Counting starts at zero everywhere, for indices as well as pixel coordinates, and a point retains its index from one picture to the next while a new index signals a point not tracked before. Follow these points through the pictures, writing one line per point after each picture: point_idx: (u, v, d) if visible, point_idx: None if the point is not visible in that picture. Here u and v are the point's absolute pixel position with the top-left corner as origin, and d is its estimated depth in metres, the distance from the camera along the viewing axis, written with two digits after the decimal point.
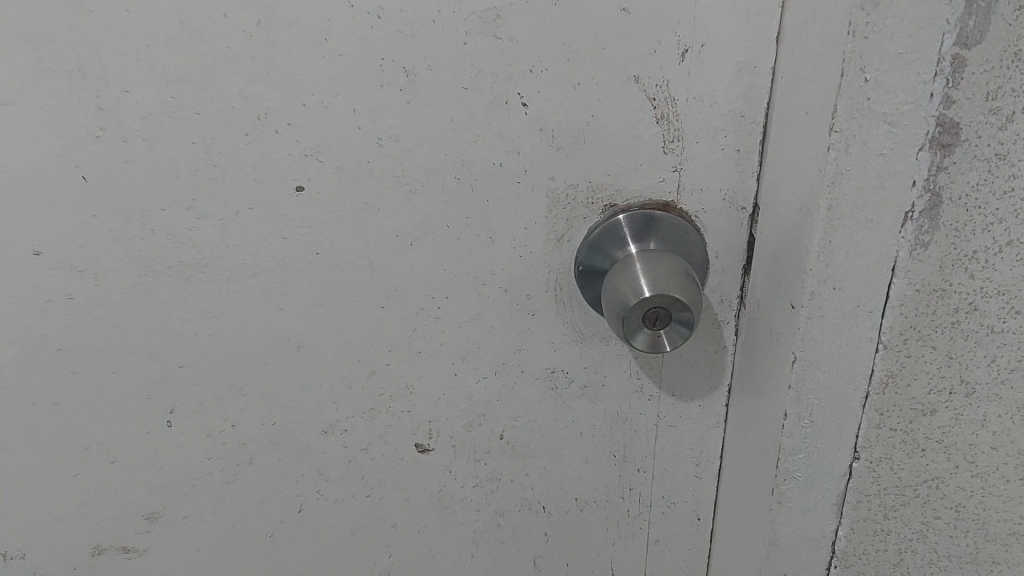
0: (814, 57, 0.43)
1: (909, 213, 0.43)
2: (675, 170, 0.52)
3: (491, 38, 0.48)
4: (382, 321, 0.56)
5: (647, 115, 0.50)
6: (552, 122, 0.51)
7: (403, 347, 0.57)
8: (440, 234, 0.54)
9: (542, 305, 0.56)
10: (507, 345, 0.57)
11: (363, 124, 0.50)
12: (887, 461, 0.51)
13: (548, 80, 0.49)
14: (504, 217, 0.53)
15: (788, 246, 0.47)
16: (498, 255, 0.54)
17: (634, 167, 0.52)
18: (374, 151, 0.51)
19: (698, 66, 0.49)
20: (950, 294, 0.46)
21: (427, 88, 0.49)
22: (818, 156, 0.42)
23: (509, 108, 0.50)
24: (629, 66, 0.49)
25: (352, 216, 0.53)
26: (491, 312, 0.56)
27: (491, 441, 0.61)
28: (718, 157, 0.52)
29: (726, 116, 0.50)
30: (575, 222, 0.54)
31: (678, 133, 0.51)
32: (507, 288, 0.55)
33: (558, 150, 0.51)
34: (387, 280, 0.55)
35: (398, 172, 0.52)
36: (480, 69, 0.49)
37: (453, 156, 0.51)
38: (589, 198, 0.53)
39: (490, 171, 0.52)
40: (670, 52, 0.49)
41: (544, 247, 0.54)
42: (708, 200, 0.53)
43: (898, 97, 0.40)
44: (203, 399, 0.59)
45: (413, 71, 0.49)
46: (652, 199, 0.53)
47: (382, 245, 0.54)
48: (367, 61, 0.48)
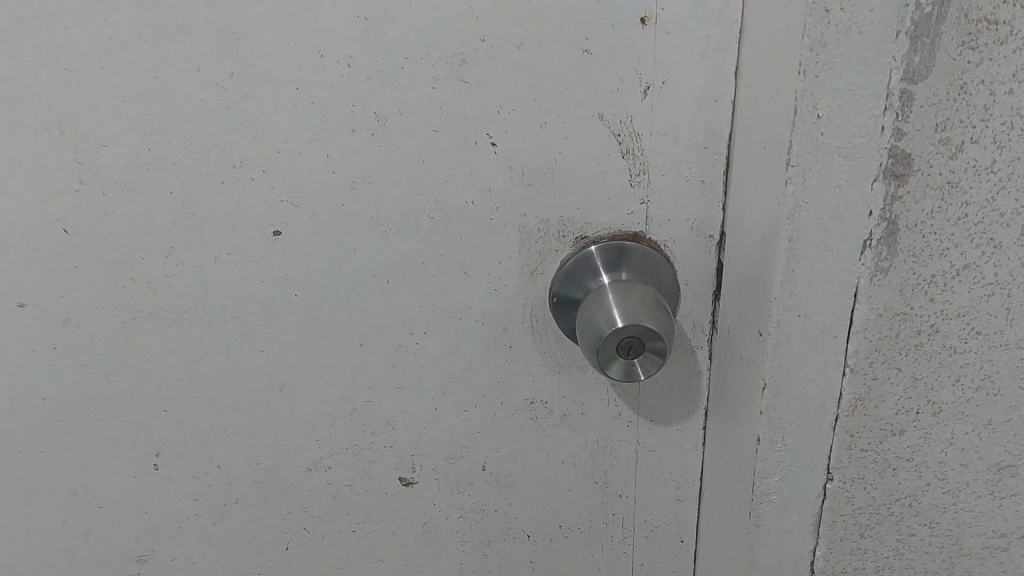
0: (769, 92, 0.44)
1: (867, 241, 0.45)
2: (642, 203, 0.54)
3: (458, 82, 0.49)
4: (363, 359, 0.57)
5: (614, 150, 0.52)
6: (521, 160, 0.52)
7: (385, 383, 0.58)
8: (416, 272, 0.55)
9: (519, 337, 0.57)
10: (486, 377, 0.58)
11: (336, 169, 0.51)
12: (860, 480, 0.51)
13: (515, 120, 0.51)
14: (479, 253, 0.54)
15: (753, 274, 0.48)
16: (474, 290, 0.55)
17: (602, 201, 0.54)
18: (349, 194, 0.52)
19: (661, 102, 0.50)
20: (913, 318, 0.47)
21: (398, 132, 0.50)
22: (777, 188, 0.44)
23: (479, 148, 0.51)
24: (594, 104, 0.50)
25: (330, 257, 0.54)
26: (470, 347, 0.57)
27: (474, 472, 0.62)
28: (684, 188, 0.53)
29: (691, 148, 0.52)
30: (547, 255, 0.55)
31: (644, 167, 0.53)
32: (483, 323, 0.57)
33: (528, 187, 0.53)
34: (366, 319, 0.56)
35: (373, 214, 0.53)
36: (448, 112, 0.50)
37: (426, 196, 0.52)
38: (561, 232, 0.54)
39: (463, 210, 0.53)
40: (633, 90, 0.50)
41: (519, 281, 0.55)
42: (676, 230, 0.55)
43: (852, 131, 0.42)
44: (189, 442, 0.59)
45: (383, 116, 0.50)
46: (621, 230, 0.55)
47: (360, 284, 0.55)
48: (338, 108, 0.50)
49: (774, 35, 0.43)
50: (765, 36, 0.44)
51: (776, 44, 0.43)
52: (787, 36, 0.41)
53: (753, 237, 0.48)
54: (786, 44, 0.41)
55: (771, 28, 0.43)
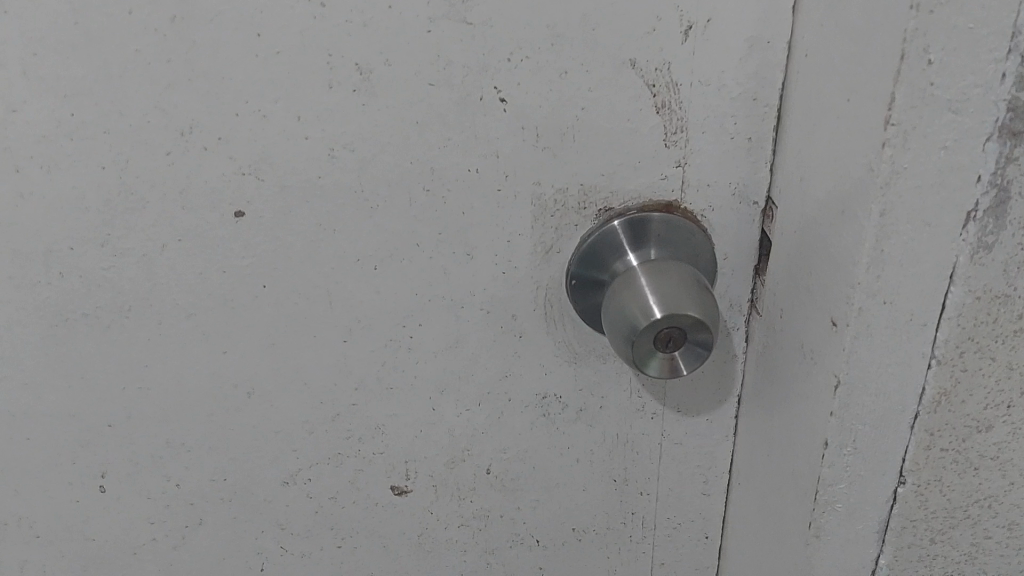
0: (855, 32, 0.35)
1: (972, 212, 0.36)
2: (679, 166, 0.46)
3: (459, 24, 0.40)
4: (345, 358, 0.48)
5: (645, 104, 0.44)
6: (535, 118, 0.43)
7: (374, 384, 0.49)
8: (409, 255, 0.46)
9: (530, 325, 0.49)
10: (492, 372, 0.50)
11: (310, 133, 0.42)
12: (936, 484, 0.44)
13: (529, 69, 0.42)
14: (485, 230, 0.46)
15: (824, 254, 0.40)
16: (477, 273, 0.47)
17: (631, 165, 0.45)
18: (327, 164, 0.43)
19: (704, 43, 0.42)
20: (1015, 300, 0.39)
21: (387, 87, 0.41)
22: (866, 153, 0.35)
23: (486, 105, 0.42)
24: (623, 48, 0.42)
25: (305, 241, 0.44)
26: (472, 338, 0.49)
27: (477, 476, 0.54)
28: (727, 147, 0.45)
29: (737, 100, 0.44)
30: (564, 230, 0.47)
31: (682, 123, 0.44)
32: (489, 310, 0.48)
33: (543, 151, 0.44)
34: (350, 312, 0.47)
35: (356, 187, 0.43)
36: (448, 60, 0.41)
37: (420, 165, 0.43)
38: (580, 202, 0.46)
39: (465, 178, 0.44)
40: (672, 29, 0.42)
41: (530, 260, 0.47)
42: (715, 196, 0.47)
43: (966, 81, 0.33)
44: (140, 460, 0.50)
45: (367, 68, 0.41)
46: (652, 199, 0.47)
47: (341, 270, 0.45)
48: (311, 58, 0.40)
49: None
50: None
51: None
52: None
53: (823, 209, 0.40)
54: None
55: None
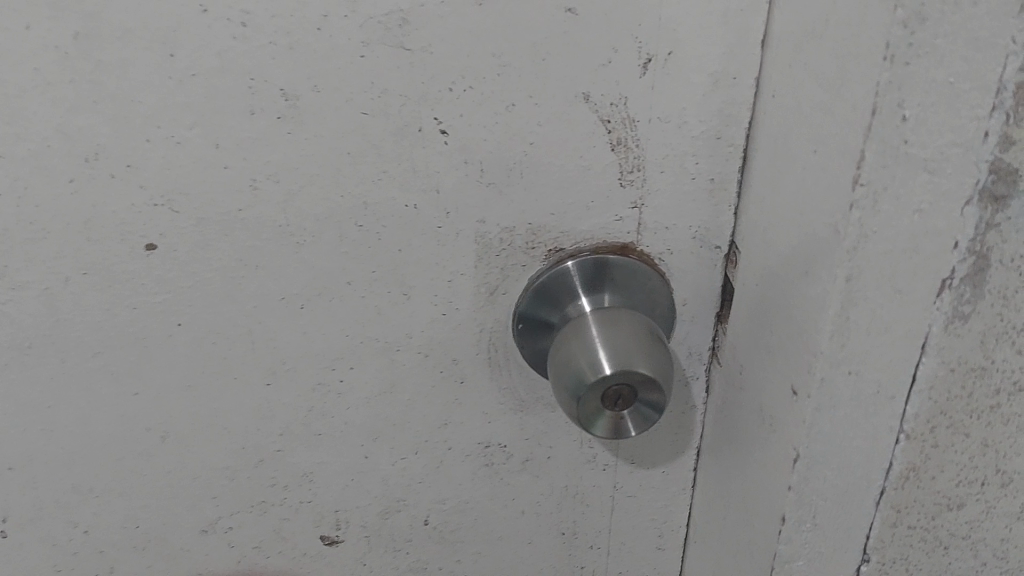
0: (824, 76, 0.32)
1: (948, 279, 0.33)
2: (634, 207, 0.42)
3: (395, 50, 0.36)
4: (269, 401, 0.45)
5: (599, 141, 0.40)
6: (478, 153, 0.40)
7: (299, 429, 0.46)
8: (340, 294, 0.42)
9: (472, 371, 0.45)
10: (430, 419, 0.47)
11: (230, 162, 0.38)
12: (901, 562, 0.41)
13: (473, 101, 0.38)
14: (422, 270, 0.42)
15: (782, 314, 0.37)
16: (415, 314, 0.43)
17: (583, 204, 0.42)
18: (248, 196, 0.39)
19: (664, 78, 0.39)
20: (992, 374, 0.36)
21: (315, 116, 0.37)
22: (830, 212, 0.32)
23: (424, 136, 0.39)
24: (577, 81, 0.38)
25: (223, 276, 0.41)
26: (408, 383, 0.45)
27: (413, 526, 0.50)
28: (686, 188, 0.42)
29: (698, 139, 0.41)
30: (510, 271, 0.43)
31: (638, 161, 0.41)
32: (426, 354, 0.44)
33: (488, 187, 0.41)
34: (273, 354, 0.43)
35: (280, 221, 0.40)
36: (384, 89, 0.37)
37: (352, 199, 0.40)
38: (528, 242, 0.43)
39: (402, 215, 0.41)
40: (630, 61, 0.38)
41: (473, 303, 0.44)
42: (674, 239, 0.43)
43: (944, 139, 0.29)
44: (44, 505, 0.46)
45: (293, 94, 0.37)
46: (607, 240, 0.43)
47: (263, 309, 0.42)
48: (230, 82, 0.36)
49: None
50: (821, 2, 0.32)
51: (840, 13, 0.30)
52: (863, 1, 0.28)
53: (786, 266, 0.36)
54: (855, 14, 0.29)
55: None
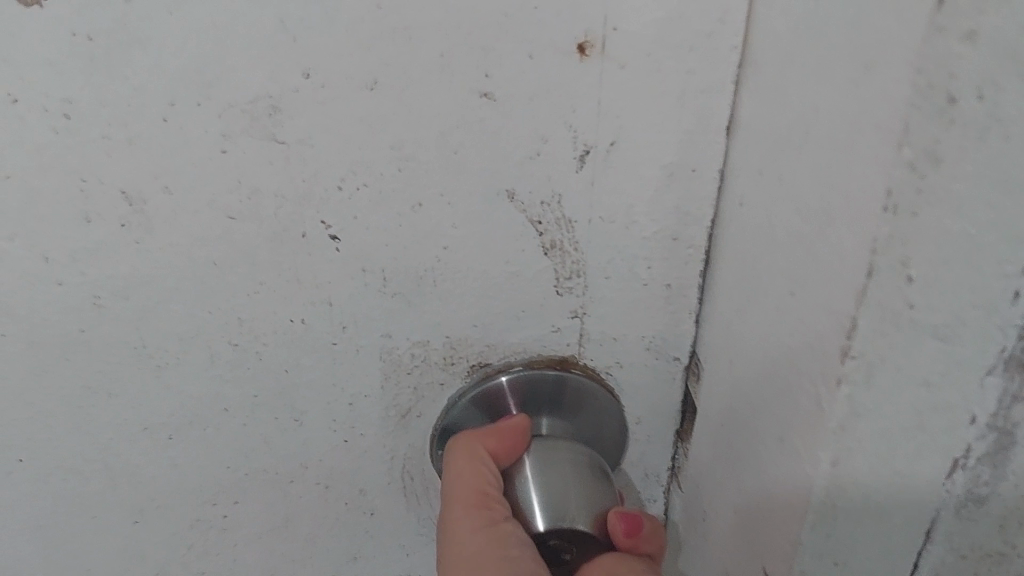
0: (803, 202, 0.24)
1: (961, 459, 0.26)
2: (575, 316, 0.35)
3: (266, 142, 0.29)
4: (137, 542, 0.37)
5: (530, 245, 0.33)
6: (380, 260, 0.32)
7: (178, 568, 0.39)
8: (217, 423, 0.35)
9: (385, 503, 0.38)
10: (337, 553, 0.40)
11: (64, 278, 0.30)
12: None
13: (369, 200, 0.31)
14: (316, 393, 0.35)
15: (748, 473, 0.30)
16: (311, 441, 0.36)
17: (515, 314, 0.34)
18: (90, 316, 0.31)
19: (605, 173, 0.31)
20: (1010, 558, 0.29)
21: (168, 222, 0.30)
22: (812, 376, 0.24)
23: (311, 243, 0.31)
24: (498, 176, 0.31)
25: (68, 408, 0.33)
26: (308, 516, 0.38)
27: None
28: (639, 295, 0.35)
29: (651, 241, 0.33)
30: (426, 388, 0.36)
31: (577, 266, 0.33)
32: (328, 486, 0.37)
33: (393, 299, 0.33)
34: (137, 492, 0.36)
35: (135, 343, 0.32)
36: (255, 189, 0.30)
37: (222, 315, 0.32)
38: (448, 357, 0.35)
39: (288, 332, 0.33)
40: (563, 154, 0.31)
41: (382, 428, 0.36)
42: (624, 351, 0.36)
43: (960, 300, 0.22)
44: None
45: (138, 196, 0.29)
46: (543, 353, 0.36)
47: (121, 442, 0.35)
48: (55, 184, 0.29)
49: (822, 109, 0.23)
50: (798, 106, 0.24)
51: (822, 128, 0.23)
52: (858, 124, 0.21)
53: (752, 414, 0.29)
54: (843, 137, 0.22)
55: (809, 90, 0.23)
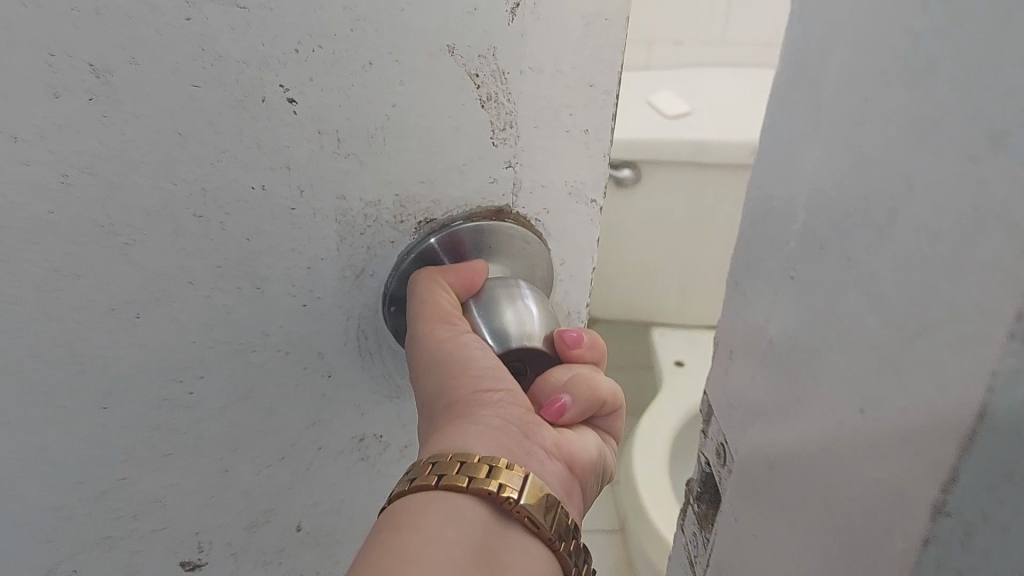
0: (938, 298, 0.15)
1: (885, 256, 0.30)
2: (509, 166, 0.38)
3: (227, 7, 0.31)
4: (105, 428, 0.38)
5: (469, 98, 0.36)
6: (335, 121, 0.34)
7: (144, 452, 0.40)
8: (182, 296, 0.36)
9: (341, 363, 0.41)
10: (298, 420, 0.42)
11: (33, 156, 0.31)
12: None
13: (325, 61, 0.33)
14: (276, 258, 0.37)
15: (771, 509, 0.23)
16: (271, 308, 0.38)
17: (455, 168, 0.37)
18: (58, 195, 0.32)
19: (533, 25, 0.35)
20: None
21: (133, 92, 0.31)
22: (843, 445, 0.19)
23: (270, 108, 0.33)
24: (440, 32, 0.34)
25: (36, 292, 0.34)
26: (269, 385, 0.40)
27: (285, 535, 0.46)
28: (563, 142, 0.38)
29: (573, 89, 0.37)
30: (377, 247, 0.38)
31: (510, 118, 0.37)
32: (288, 351, 0.40)
33: (347, 159, 0.35)
34: (104, 376, 0.37)
35: (102, 221, 0.33)
36: (218, 55, 0.31)
37: (187, 186, 0.34)
38: (397, 215, 0.38)
39: (249, 199, 0.35)
40: (497, 9, 0.34)
41: (337, 288, 0.39)
42: (550, 197, 0.40)
43: None
44: None
45: (105, 68, 0.30)
46: (480, 206, 0.39)
47: (89, 325, 0.35)
48: (22, 59, 0.30)
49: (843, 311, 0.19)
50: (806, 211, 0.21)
51: (867, 173, 0.18)
52: (904, 196, 0.16)
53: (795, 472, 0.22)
54: (951, 231, 0.15)
55: (870, 162, 0.18)
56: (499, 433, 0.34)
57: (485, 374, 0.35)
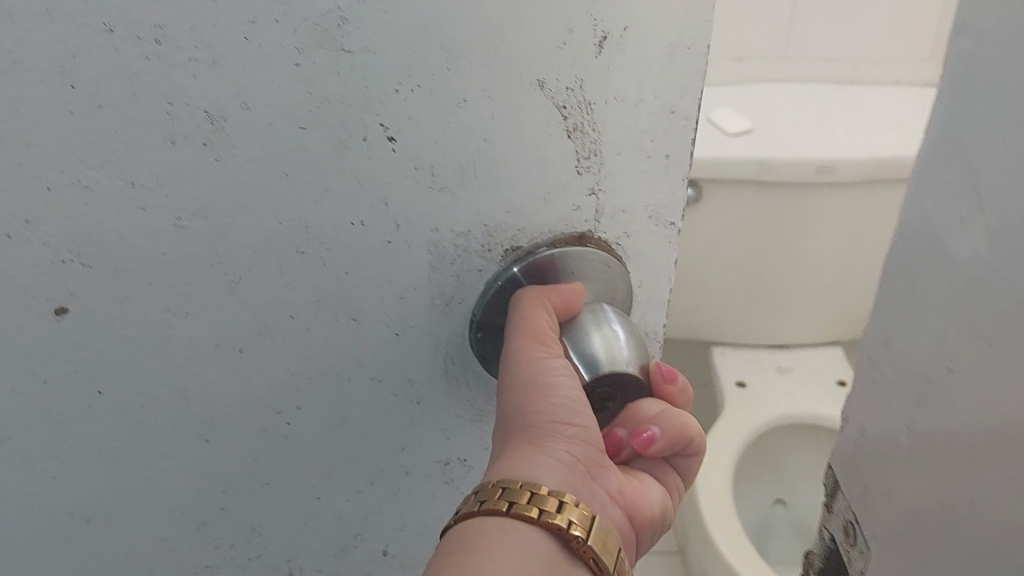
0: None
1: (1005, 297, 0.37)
2: (592, 193, 0.39)
3: (334, 52, 0.32)
4: (208, 458, 0.40)
5: (556, 129, 0.37)
6: (430, 157, 0.35)
7: (244, 481, 0.41)
8: (283, 330, 0.38)
9: (429, 390, 0.42)
10: (388, 446, 0.43)
11: (150, 202, 0.33)
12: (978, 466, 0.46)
13: (423, 100, 0.34)
14: (371, 290, 0.38)
15: (880, 476, 0.44)
16: (366, 339, 0.39)
17: (541, 197, 0.38)
18: (172, 237, 0.34)
19: (619, 56, 0.36)
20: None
21: (244, 136, 0.32)
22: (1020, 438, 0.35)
23: (370, 147, 0.34)
24: (531, 67, 0.35)
25: (148, 331, 0.35)
26: (362, 413, 0.41)
27: (372, 558, 0.47)
28: (643, 167, 0.40)
29: (654, 116, 0.38)
30: (466, 276, 0.39)
31: (595, 146, 0.38)
32: (381, 379, 0.41)
33: (441, 192, 0.36)
34: (208, 408, 0.38)
35: (212, 260, 0.35)
36: (324, 98, 0.33)
37: (291, 223, 0.35)
38: (485, 244, 0.39)
39: (349, 234, 0.36)
40: (585, 44, 0.35)
41: (428, 317, 0.40)
42: (631, 220, 0.41)
43: None
44: None
45: (220, 115, 0.32)
46: (563, 233, 0.40)
47: (196, 360, 0.37)
48: (143, 109, 0.31)
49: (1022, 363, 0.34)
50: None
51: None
52: None
53: (962, 483, 0.38)
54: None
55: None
56: (567, 468, 0.36)
57: (564, 405, 0.37)
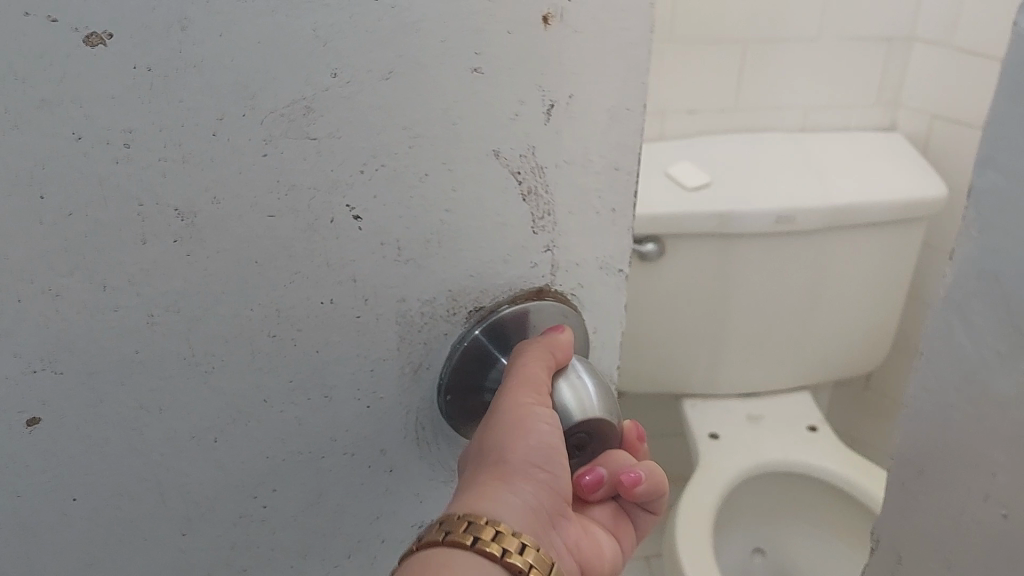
0: None
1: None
2: (547, 250, 0.41)
3: (300, 140, 0.32)
4: (185, 552, 0.39)
5: (512, 193, 0.38)
6: (394, 232, 0.36)
7: (222, 570, 0.41)
8: (258, 415, 0.37)
9: (401, 457, 0.42)
10: (364, 517, 0.43)
11: (122, 303, 0.32)
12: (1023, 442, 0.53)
13: (386, 178, 0.35)
14: (343, 366, 0.38)
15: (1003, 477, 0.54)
16: (339, 414, 0.39)
17: (500, 259, 0.39)
18: (145, 336, 0.33)
19: (566, 122, 0.37)
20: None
21: (215, 229, 0.32)
22: None
23: (337, 227, 0.35)
24: (486, 139, 0.36)
25: (123, 431, 0.35)
26: (337, 488, 0.41)
27: None
28: (593, 222, 0.41)
29: (601, 174, 0.40)
30: (432, 342, 0.40)
31: (548, 206, 0.39)
32: (354, 452, 0.41)
33: (406, 265, 0.37)
34: (185, 501, 0.38)
35: (186, 353, 0.34)
36: (291, 185, 0.33)
37: (262, 309, 0.35)
38: (449, 309, 0.39)
39: (319, 314, 0.36)
40: (535, 112, 0.36)
41: (397, 386, 0.40)
42: (583, 273, 0.43)
43: None
44: None
45: (190, 211, 0.32)
46: (522, 289, 0.41)
47: (172, 455, 0.36)
48: (113, 213, 0.30)
49: None
50: None
51: None
52: None
53: None
54: None
55: None
56: (530, 511, 0.38)
57: (543, 451, 0.39)
